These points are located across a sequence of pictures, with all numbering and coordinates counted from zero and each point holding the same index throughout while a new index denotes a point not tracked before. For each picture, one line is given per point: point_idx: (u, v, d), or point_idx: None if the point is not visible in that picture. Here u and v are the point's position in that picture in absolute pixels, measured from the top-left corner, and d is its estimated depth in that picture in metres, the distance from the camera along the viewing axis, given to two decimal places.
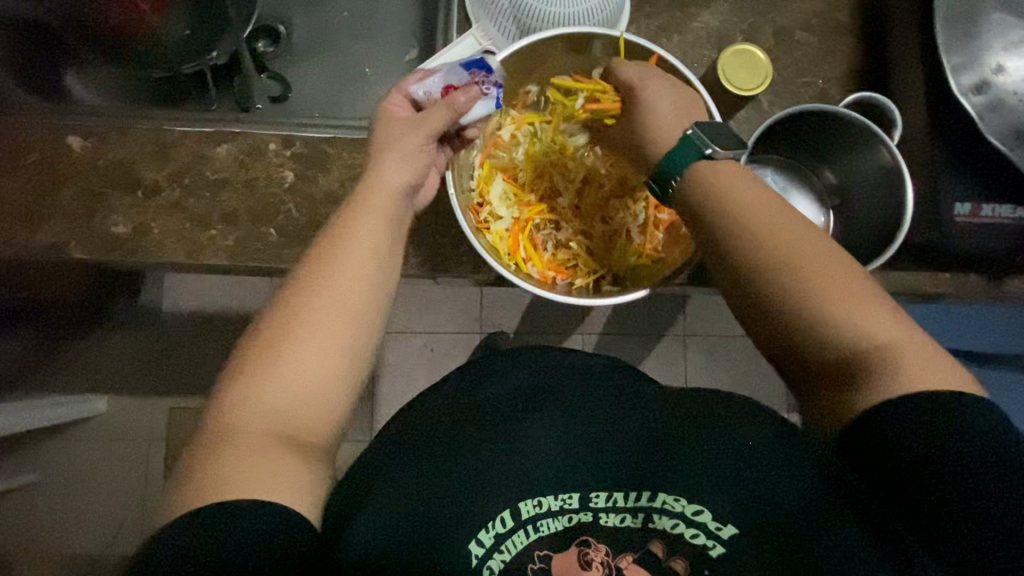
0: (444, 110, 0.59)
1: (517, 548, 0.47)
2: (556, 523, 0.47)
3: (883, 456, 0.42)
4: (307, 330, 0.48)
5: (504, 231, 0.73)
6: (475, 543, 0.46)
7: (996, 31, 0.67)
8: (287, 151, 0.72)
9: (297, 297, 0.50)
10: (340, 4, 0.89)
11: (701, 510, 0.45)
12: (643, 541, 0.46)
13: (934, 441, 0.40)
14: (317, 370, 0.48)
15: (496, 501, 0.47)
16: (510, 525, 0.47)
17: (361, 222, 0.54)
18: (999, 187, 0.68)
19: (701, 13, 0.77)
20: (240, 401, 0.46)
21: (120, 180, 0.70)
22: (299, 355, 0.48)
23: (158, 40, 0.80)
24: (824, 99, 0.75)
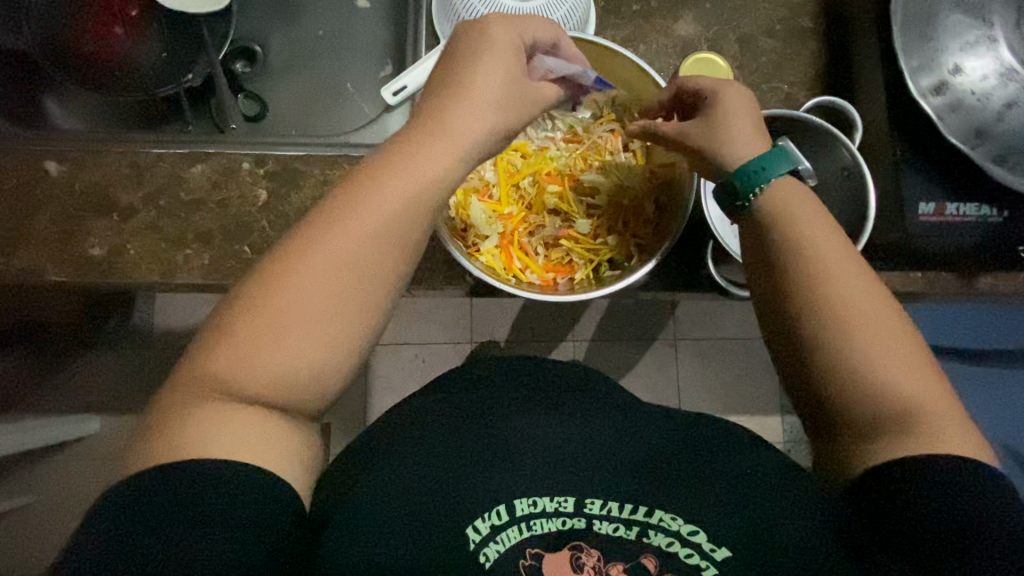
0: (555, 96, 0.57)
1: (511, 541, 0.46)
2: (550, 524, 0.47)
3: (903, 476, 0.44)
4: (272, 319, 0.43)
5: (494, 248, 0.74)
6: (472, 528, 0.46)
7: (952, 32, 0.68)
8: (261, 170, 0.73)
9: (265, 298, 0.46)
10: (315, 24, 0.91)
11: (696, 530, 0.46)
12: (637, 553, 0.46)
13: (947, 481, 0.43)
14: (281, 373, 0.43)
15: (487, 497, 0.48)
16: (505, 518, 0.47)
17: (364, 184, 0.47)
18: (964, 185, 0.68)
19: (666, 22, 0.78)
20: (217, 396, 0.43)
21: (95, 203, 0.71)
22: (272, 352, 0.42)
23: (134, 63, 0.82)
24: (790, 103, 0.76)
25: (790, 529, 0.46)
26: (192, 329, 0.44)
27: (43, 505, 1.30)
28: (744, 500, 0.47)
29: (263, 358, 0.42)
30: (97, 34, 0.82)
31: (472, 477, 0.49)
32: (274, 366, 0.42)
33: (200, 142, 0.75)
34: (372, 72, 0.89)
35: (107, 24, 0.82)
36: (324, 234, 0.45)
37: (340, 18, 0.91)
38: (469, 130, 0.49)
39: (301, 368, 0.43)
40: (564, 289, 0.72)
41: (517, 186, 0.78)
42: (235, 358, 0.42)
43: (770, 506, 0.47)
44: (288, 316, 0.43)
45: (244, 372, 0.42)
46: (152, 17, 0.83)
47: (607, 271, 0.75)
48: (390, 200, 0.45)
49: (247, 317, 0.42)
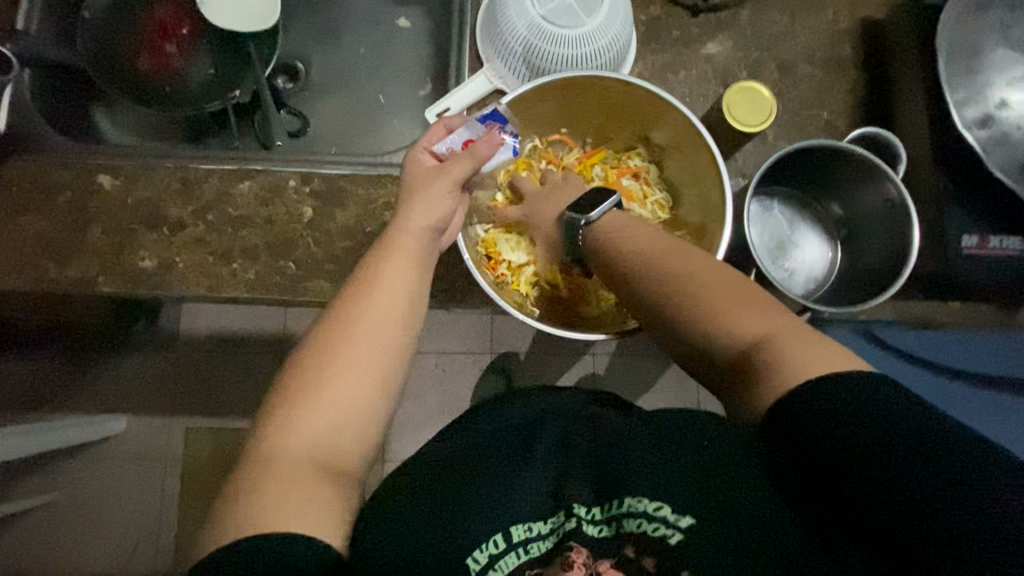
0: (468, 158, 0.62)
1: (510, 567, 0.51)
2: (544, 544, 0.52)
3: (796, 444, 0.41)
4: (331, 365, 0.51)
5: (525, 279, 0.77)
6: (472, 560, 0.51)
7: (998, 66, 0.69)
8: (306, 188, 0.75)
9: (333, 338, 0.52)
10: (356, 42, 0.93)
11: (660, 505, 0.47)
12: (616, 547, 0.49)
13: (830, 423, 0.40)
14: (341, 416, 0.50)
15: (489, 524, 0.52)
16: (503, 546, 0.51)
17: (389, 262, 0.57)
18: (1008, 219, 0.68)
19: (706, 49, 0.79)
20: (281, 431, 0.48)
21: (146, 217, 0.73)
22: (329, 391, 0.50)
23: (183, 81, 0.84)
24: (829, 132, 0.76)
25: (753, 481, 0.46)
26: (276, 382, 0.52)
27: (71, 503, 1.33)
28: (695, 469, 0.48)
29: (328, 404, 0.50)
30: (151, 53, 0.84)
31: (474, 504, 0.53)
32: (339, 404, 0.50)
33: (247, 159, 0.76)
34: (410, 91, 0.91)
35: (158, 42, 0.85)
36: (382, 298, 0.55)
37: (380, 37, 0.92)
38: (426, 216, 0.60)
39: (362, 398, 0.51)
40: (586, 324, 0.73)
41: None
42: (299, 404, 0.49)
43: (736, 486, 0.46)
44: (349, 361, 0.51)
45: (310, 423, 0.49)
46: (203, 36, 0.85)
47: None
48: (399, 264, 0.57)
49: (321, 365, 0.51)
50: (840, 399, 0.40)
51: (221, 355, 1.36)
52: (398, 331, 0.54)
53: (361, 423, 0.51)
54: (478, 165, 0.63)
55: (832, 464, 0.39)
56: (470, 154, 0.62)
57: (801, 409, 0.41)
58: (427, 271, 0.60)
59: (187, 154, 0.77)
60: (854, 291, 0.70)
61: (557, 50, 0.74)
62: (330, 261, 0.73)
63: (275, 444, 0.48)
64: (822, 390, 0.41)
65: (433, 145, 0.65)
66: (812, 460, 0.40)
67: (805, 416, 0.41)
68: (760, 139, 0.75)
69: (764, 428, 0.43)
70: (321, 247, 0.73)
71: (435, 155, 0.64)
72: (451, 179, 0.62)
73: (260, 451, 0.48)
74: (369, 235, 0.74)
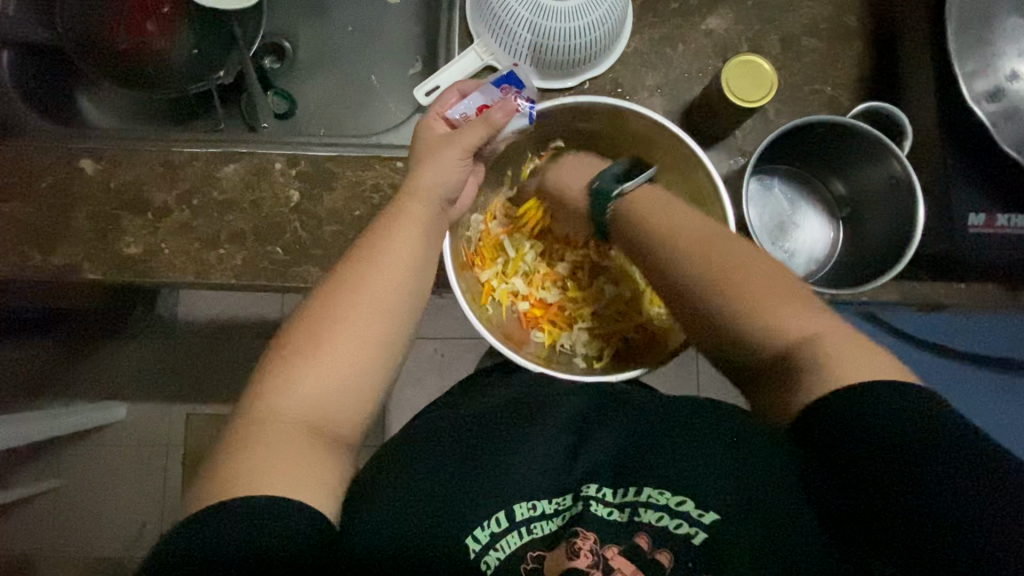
0: (481, 125, 0.60)
1: (511, 547, 0.48)
2: (548, 525, 0.49)
3: (843, 445, 0.43)
4: (330, 327, 0.50)
5: (501, 290, 0.75)
6: (471, 539, 0.48)
7: (1010, 36, 0.66)
8: (293, 170, 0.73)
9: (337, 298, 0.51)
10: (345, 18, 0.90)
11: (683, 501, 0.46)
12: (630, 534, 0.46)
13: (900, 434, 0.41)
14: (341, 381, 0.49)
15: (493, 504, 0.49)
16: (505, 525, 0.49)
17: (401, 227, 0.55)
18: (1017, 196, 0.66)
19: (706, 22, 0.76)
20: (275, 389, 0.48)
21: (130, 202, 0.72)
22: (326, 356, 0.49)
23: (164, 60, 0.81)
24: (833, 107, 0.73)
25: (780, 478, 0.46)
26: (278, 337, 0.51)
27: (76, 487, 1.34)
28: (744, 468, 0.47)
29: (327, 372, 0.49)
30: (130, 30, 0.81)
31: (480, 485, 0.51)
32: (338, 369, 0.49)
33: (232, 141, 0.75)
34: (400, 69, 0.88)
35: (138, 20, 0.81)
36: (389, 259, 0.53)
37: (369, 13, 0.89)
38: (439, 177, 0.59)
39: (361, 371, 0.50)
40: (535, 350, 0.72)
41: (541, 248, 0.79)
42: (294, 371, 0.48)
43: (772, 482, 0.46)
44: (350, 333, 0.50)
45: (304, 388, 0.48)
46: (182, 12, 0.82)
47: (575, 357, 0.75)
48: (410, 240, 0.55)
49: (320, 326, 0.50)
50: (894, 410, 0.42)
51: (219, 342, 1.35)
52: (404, 295, 0.53)
53: (359, 390, 0.50)
54: (493, 134, 0.61)
55: (881, 470, 0.41)
56: (482, 121, 0.61)
57: (841, 416, 0.44)
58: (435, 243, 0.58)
59: (171, 137, 0.75)
60: (849, 277, 0.68)
61: (550, 24, 0.71)
62: (320, 245, 0.71)
63: (272, 405, 0.47)
64: (878, 398, 0.43)
65: (446, 111, 0.64)
66: (872, 469, 0.42)
67: (857, 420, 0.43)
68: (761, 115, 0.73)
69: (811, 428, 0.45)
70: (309, 231, 0.71)
71: (449, 123, 0.63)
72: (462, 147, 0.60)
73: (260, 409, 0.47)
74: (358, 219, 0.72)
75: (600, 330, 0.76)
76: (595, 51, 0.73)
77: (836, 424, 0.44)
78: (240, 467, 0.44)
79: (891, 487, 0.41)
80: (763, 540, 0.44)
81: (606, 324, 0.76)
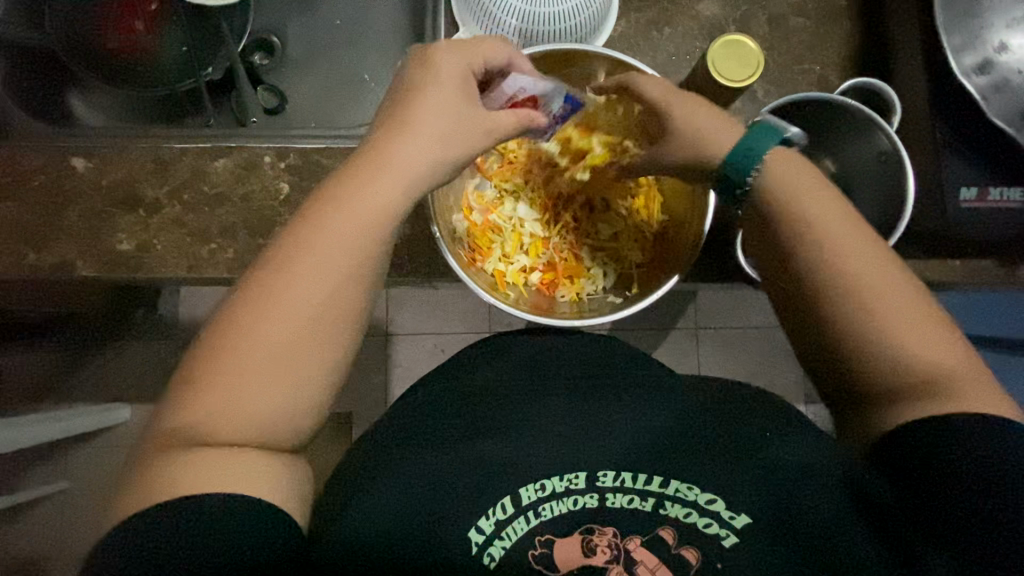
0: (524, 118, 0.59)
1: (516, 534, 0.51)
2: (561, 506, 0.52)
3: (905, 460, 0.48)
4: (282, 307, 0.47)
5: (512, 271, 0.72)
6: (476, 529, 0.52)
7: (998, 8, 0.64)
8: (282, 163, 0.73)
9: (274, 274, 0.48)
10: (332, 12, 0.90)
11: (714, 500, 0.51)
12: (654, 527, 0.50)
13: (948, 449, 0.46)
14: (282, 364, 0.47)
15: (498, 491, 0.53)
16: (511, 511, 0.52)
17: (352, 186, 0.50)
18: (1009, 169, 0.65)
19: (693, 4, 0.75)
20: (209, 379, 0.46)
21: (122, 199, 0.72)
22: (272, 342, 0.47)
23: (153, 58, 0.82)
24: (822, 86, 0.73)
25: (807, 477, 0.50)
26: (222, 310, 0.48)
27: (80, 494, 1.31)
28: (773, 472, 0.51)
29: (268, 364, 0.47)
30: (117, 29, 0.82)
31: (500, 468, 0.54)
32: (285, 350, 0.47)
33: (220, 137, 0.75)
34: (389, 62, 0.88)
35: (126, 20, 0.82)
36: (330, 224, 0.49)
37: (357, 6, 0.90)
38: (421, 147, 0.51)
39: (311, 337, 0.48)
40: (564, 311, 0.70)
41: (530, 211, 0.74)
42: (226, 361, 0.46)
43: (806, 484, 0.50)
44: (279, 318, 0.47)
45: (248, 392, 0.46)
46: (170, 12, 0.83)
47: (607, 296, 0.73)
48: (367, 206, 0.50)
49: (256, 308, 0.47)
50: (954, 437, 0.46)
51: None
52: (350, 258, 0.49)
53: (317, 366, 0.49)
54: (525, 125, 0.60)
55: (928, 473, 0.46)
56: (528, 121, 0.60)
57: (913, 439, 0.48)
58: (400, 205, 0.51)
59: (160, 134, 0.75)
60: None
61: (535, 9, 0.71)
62: None
63: (213, 412, 0.46)
64: (948, 425, 0.47)
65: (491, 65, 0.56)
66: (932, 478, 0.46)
67: (917, 438, 0.48)
68: (749, 95, 0.73)
69: (885, 446, 0.50)
70: None
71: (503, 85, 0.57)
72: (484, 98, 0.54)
73: (192, 417, 0.46)
74: None
75: (620, 262, 0.74)
76: (581, 34, 0.73)
77: (901, 447, 0.48)
78: (197, 470, 0.45)
79: (946, 500, 0.45)
80: (790, 541, 0.49)
81: (627, 253, 0.74)
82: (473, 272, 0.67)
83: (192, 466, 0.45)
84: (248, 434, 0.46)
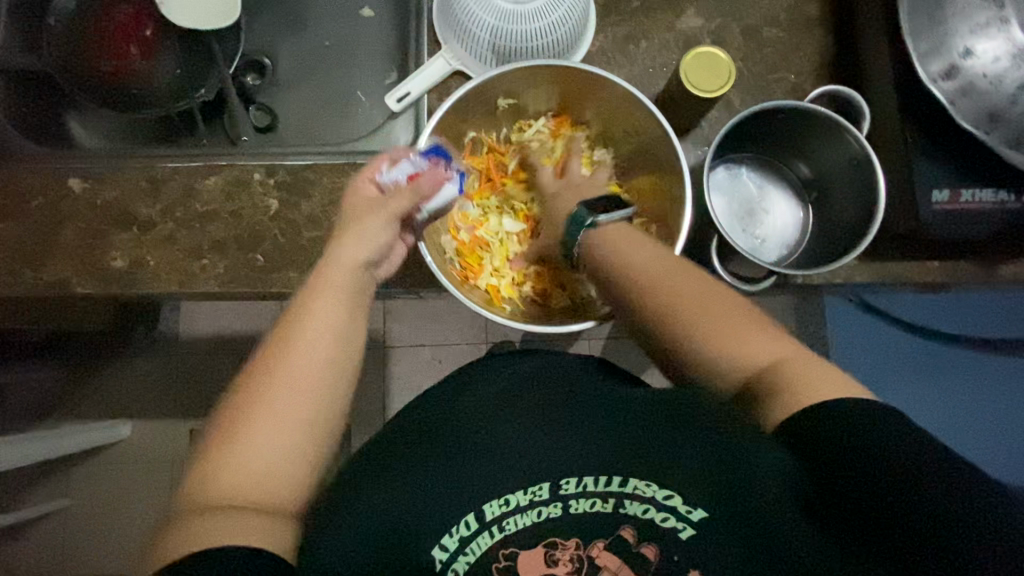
0: (406, 197, 0.60)
1: (482, 549, 0.50)
2: (523, 519, 0.50)
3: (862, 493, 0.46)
4: (264, 404, 0.51)
5: (506, 284, 0.74)
6: (439, 547, 0.50)
7: (961, 14, 0.65)
8: (271, 180, 0.75)
9: (259, 378, 0.52)
10: (323, 33, 0.93)
11: (670, 495, 0.49)
12: (615, 528, 0.49)
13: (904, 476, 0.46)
14: (269, 454, 0.50)
15: (463, 503, 0.51)
16: (475, 527, 0.50)
17: (314, 300, 0.56)
18: (980, 170, 0.66)
19: (669, 16, 0.77)
20: (208, 477, 0.49)
21: (117, 218, 0.74)
22: (263, 436, 0.50)
23: (150, 82, 0.85)
24: (796, 94, 0.75)
25: (768, 468, 0.48)
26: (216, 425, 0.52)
27: (84, 505, 1.27)
28: (724, 457, 0.50)
29: (262, 439, 0.50)
30: (113, 53, 0.84)
31: (457, 471, 0.53)
32: (268, 439, 0.50)
33: (212, 155, 0.76)
34: (377, 80, 0.91)
35: (122, 44, 0.85)
36: (310, 330, 0.54)
37: (345, 26, 0.92)
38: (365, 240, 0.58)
39: (291, 409, 0.51)
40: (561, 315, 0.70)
41: (514, 224, 0.76)
42: (222, 454, 0.50)
43: (759, 469, 0.48)
44: (270, 409, 0.51)
45: (240, 469, 0.49)
46: (164, 37, 0.85)
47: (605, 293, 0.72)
48: (332, 293, 0.56)
49: (241, 414, 0.51)
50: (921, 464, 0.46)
51: (224, 353, 1.29)
52: (328, 350, 0.54)
53: (295, 439, 0.51)
54: (421, 202, 0.61)
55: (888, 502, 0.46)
56: (409, 191, 0.60)
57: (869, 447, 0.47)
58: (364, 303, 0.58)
59: (154, 153, 0.77)
60: (824, 257, 0.70)
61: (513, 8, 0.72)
62: (298, 251, 0.73)
63: (224, 493, 0.48)
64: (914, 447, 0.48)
65: (377, 174, 0.62)
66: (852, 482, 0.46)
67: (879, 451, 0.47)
68: (724, 106, 0.74)
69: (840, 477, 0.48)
70: (289, 237, 0.74)
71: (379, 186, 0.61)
72: (394, 212, 0.59)
73: (211, 501, 0.48)
74: (334, 223, 0.74)
75: None
76: (567, 40, 0.74)
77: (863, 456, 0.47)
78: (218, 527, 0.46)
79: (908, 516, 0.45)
80: (750, 532, 0.47)
81: None
82: (463, 287, 0.69)
83: (204, 526, 0.47)
84: (250, 495, 0.49)
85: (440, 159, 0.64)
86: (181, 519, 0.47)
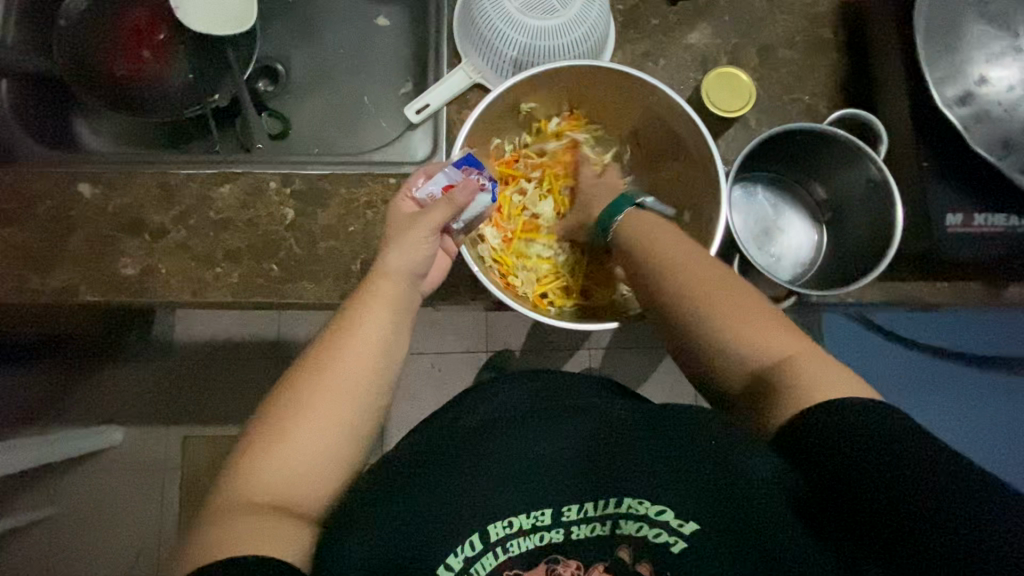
0: (445, 205, 0.59)
1: (487, 569, 0.50)
2: (528, 542, 0.51)
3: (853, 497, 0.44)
4: (310, 404, 0.51)
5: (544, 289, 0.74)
6: (445, 565, 0.50)
7: (977, 43, 0.67)
8: (287, 189, 0.74)
9: (305, 379, 0.52)
10: (337, 41, 0.93)
11: (663, 510, 0.49)
12: (613, 549, 0.50)
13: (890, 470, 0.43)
14: (317, 447, 0.51)
15: (468, 525, 0.51)
16: (479, 548, 0.50)
17: (364, 310, 0.56)
18: (992, 195, 0.68)
19: (687, 35, 0.78)
20: (252, 470, 0.49)
21: (128, 224, 0.73)
22: (306, 429, 0.51)
23: (162, 86, 0.84)
24: (811, 115, 0.76)
25: (763, 484, 0.47)
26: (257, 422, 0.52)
27: (74, 514, 1.24)
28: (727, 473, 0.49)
29: (306, 438, 0.50)
30: (126, 57, 0.84)
31: (475, 488, 0.52)
32: (313, 435, 0.51)
33: (226, 163, 0.76)
34: (391, 89, 0.90)
35: (135, 47, 0.84)
36: (362, 336, 0.54)
37: (360, 35, 0.92)
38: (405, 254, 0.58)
39: (335, 404, 0.52)
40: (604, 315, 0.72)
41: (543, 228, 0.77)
42: (271, 449, 0.50)
43: (767, 496, 0.47)
44: (318, 412, 0.51)
45: (285, 464, 0.49)
46: (178, 42, 0.85)
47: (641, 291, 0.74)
48: (379, 304, 0.56)
49: (287, 415, 0.51)
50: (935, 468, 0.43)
51: (222, 359, 1.26)
52: (372, 356, 0.54)
53: (338, 437, 0.51)
54: (457, 212, 0.60)
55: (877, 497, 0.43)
56: (448, 202, 0.60)
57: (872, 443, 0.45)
58: (407, 316, 0.58)
59: (167, 160, 0.76)
60: (836, 278, 0.70)
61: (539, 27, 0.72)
62: (313, 261, 0.72)
63: (279, 481, 0.49)
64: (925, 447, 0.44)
65: (416, 191, 0.63)
66: (863, 502, 0.44)
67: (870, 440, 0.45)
68: (742, 125, 0.75)
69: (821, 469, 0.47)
70: (304, 247, 0.73)
71: (420, 202, 0.62)
72: (431, 224, 0.59)
73: (264, 496, 0.48)
74: (351, 234, 0.73)
75: None
76: (597, 44, 0.74)
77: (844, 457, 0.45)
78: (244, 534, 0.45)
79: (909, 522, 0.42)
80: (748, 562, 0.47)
81: None
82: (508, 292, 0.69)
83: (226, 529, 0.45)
84: (291, 492, 0.49)
85: (472, 169, 0.65)
86: (203, 537, 0.46)
